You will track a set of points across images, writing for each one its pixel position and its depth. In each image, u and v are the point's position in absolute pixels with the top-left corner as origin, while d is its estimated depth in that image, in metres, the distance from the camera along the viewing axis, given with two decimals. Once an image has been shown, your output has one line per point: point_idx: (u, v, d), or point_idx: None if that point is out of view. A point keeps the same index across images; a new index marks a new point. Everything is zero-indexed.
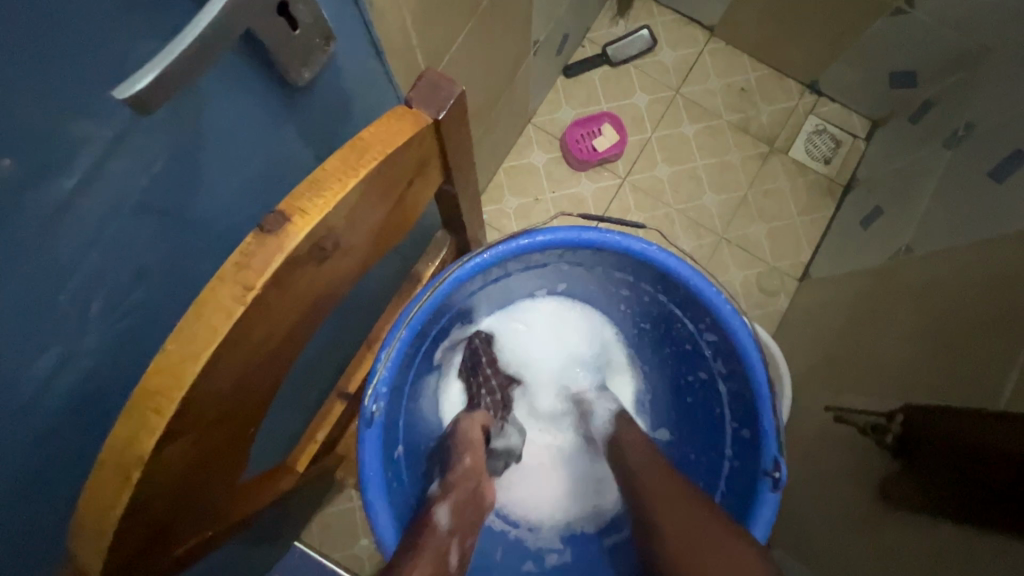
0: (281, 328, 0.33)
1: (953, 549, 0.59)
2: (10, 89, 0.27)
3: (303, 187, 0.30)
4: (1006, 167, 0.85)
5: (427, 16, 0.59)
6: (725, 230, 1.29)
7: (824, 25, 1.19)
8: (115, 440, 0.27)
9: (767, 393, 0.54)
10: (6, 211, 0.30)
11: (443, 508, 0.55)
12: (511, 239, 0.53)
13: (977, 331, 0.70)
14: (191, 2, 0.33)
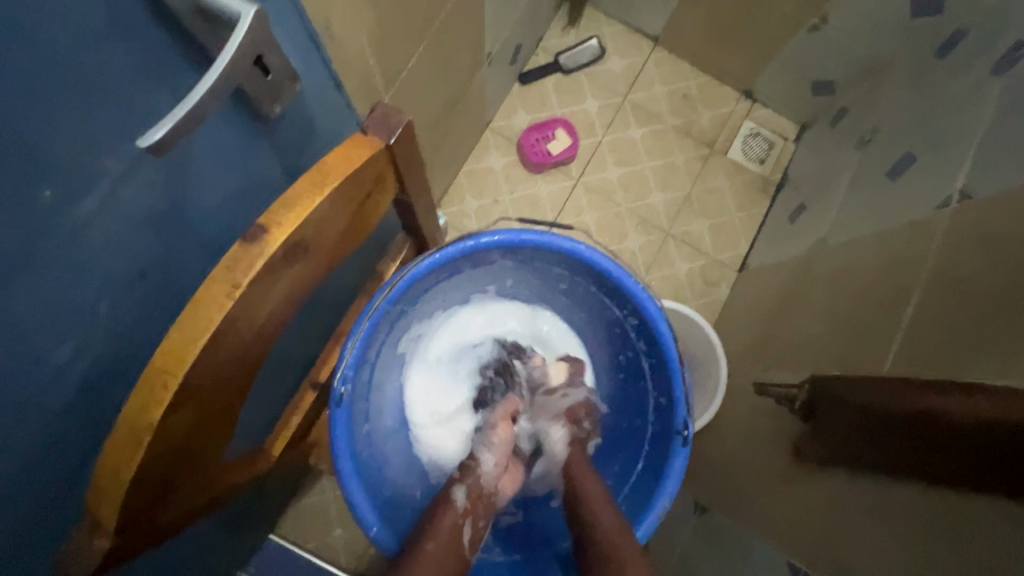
0: (265, 319, 0.39)
1: (852, 494, 0.70)
2: (41, 132, 0.33)
3: (278, 204, 0.36)
4: (900, 167, 0.97)
5: (382, 40, 0.65)
6: (670, 226, 1.40)
7: (753, 38, 1.30)
8: (130, 409, 0.32)
9: (678, 363, 0.63)
10: (35, 229, 0.36)
11: (432, 546, 0.58)
12: (460, 240, 0.59)
13: (874, 313, 0.82)
14: (180, 52, 0.39)
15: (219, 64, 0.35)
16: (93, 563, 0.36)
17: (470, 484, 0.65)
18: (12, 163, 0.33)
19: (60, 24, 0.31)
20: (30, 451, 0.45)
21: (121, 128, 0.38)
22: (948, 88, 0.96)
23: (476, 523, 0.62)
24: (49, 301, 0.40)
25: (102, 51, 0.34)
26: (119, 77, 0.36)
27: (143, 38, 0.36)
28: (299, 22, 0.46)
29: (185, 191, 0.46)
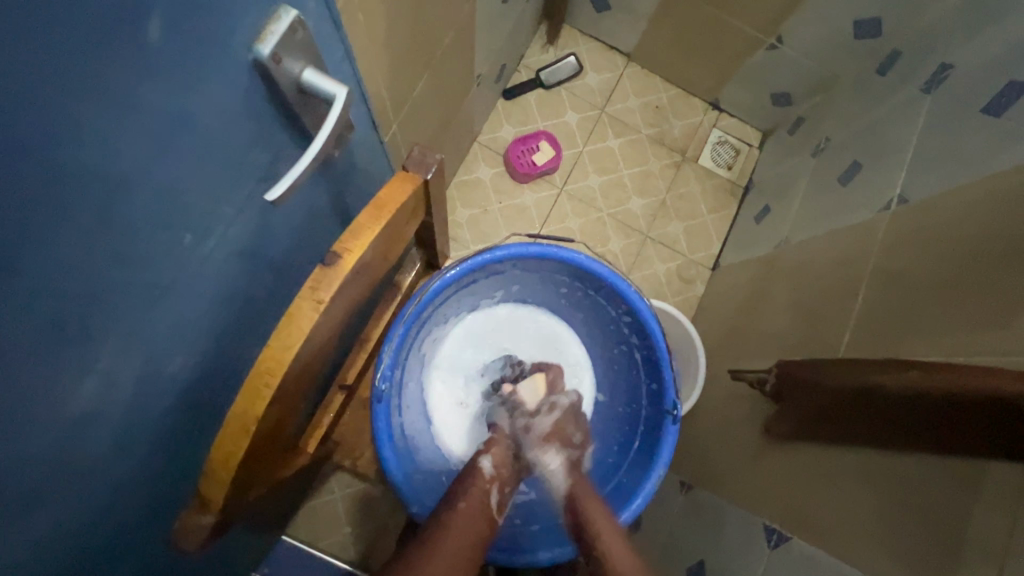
0: (331, 329, 0.46)
1: (808, 458, 0.81)
2: (188, 189, 0.36)
3: (348, 232, 0.43)
4: (850, 173, 1.09)
5: (394, 76, 0.73)
6: (648, 229, 1.50)
7: (718, 56, 1.42)
8: (240, 404, 0.39)
9: (666, 351, 0.72)
10: (173, 271, 0.38)
11: (463, 505, 0.60)
12: (478, 253, 0.67)
13: (831, 303, 0.93)
14: (291, 135, 0.43)
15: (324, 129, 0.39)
16: (202, 535, 0.43)
17: (496, 453, 0.69)
18: (166, 216, 0.35)
19: (217, 113, 0.35)
20: (143, 493, 0.47)
21: (242, 190, 0.41)
22: (886, 104, 1.08)
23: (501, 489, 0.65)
24: (177, 346, 0.43)
25: (249, 138, 0.39)
26: (249, 151, 0.39)
27: (265, 116, 0.39)
28: (362, 103, 0.51)
29: (272, 239, 0.48)
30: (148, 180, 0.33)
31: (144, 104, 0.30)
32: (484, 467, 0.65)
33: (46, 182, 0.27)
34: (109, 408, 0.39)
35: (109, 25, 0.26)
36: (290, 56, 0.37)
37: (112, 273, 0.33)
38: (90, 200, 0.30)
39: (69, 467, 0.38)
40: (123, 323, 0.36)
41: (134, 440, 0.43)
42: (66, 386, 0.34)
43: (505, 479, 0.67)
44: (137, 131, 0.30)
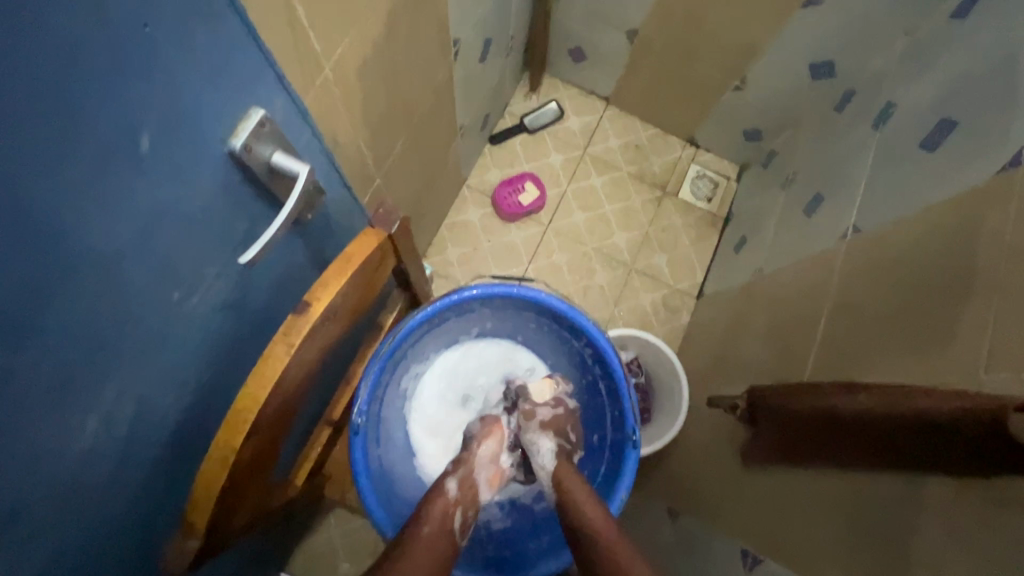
0: (306, 370, 0.52)
1: (779, 480, 0.83)
2: (176, 254, 0.43)
3: (317, 285, 0.49)
4: (813, 205, 1.15)
5: (374, 138, 0.81)
6: (633, 261, 1.56)
7: (689, 98, 1.51)
8: (220, 438, 0.45)
9: (625, 380, 0.76)
10: (164, 324, 0.45)
11: (426, 529, 0.60)
12: (447, 295, 0.73)
13: (797, 329, 0.97)
14: (267, 202, 0.50)
15: (290, 204, 0.46)
16: (188, 559, 0.48)
17: (462, 474, 0.68)
18: (157, 279, 0.42)
19: (199, 193, 0.42)
20: (136, 524, 0.52)
21: (224, 252, 0.48)
22: (843, 139, 1.15)
23: (465, 512, 0.65)
24: (166, 390, 0.48)
25: (229, 208, 0.46)
26: (228, 219, 0.46)
27: (241, 191, 0.46)
28: (330, 164, 0.59)
29: (255, 291, 0.55)
30: (143, 251, 0.39)
31: (138, 196, 0.37)
32: (448, 490, 0.64)
33: (59, 265, 0.33)
34: (107, 446, 0.44)
35: (108, 142, 0.33)
36: (260, 144, 0.45)
37: (112, 329, 0.40)
38: (92, 276, 0.36)
39: (68, 502, 0.43)
40: (120, 371, 0.42)
41: (128, 476, 0.48)
42: (71, 428, 0.39)
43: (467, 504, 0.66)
44: (134, 214, 0.37)
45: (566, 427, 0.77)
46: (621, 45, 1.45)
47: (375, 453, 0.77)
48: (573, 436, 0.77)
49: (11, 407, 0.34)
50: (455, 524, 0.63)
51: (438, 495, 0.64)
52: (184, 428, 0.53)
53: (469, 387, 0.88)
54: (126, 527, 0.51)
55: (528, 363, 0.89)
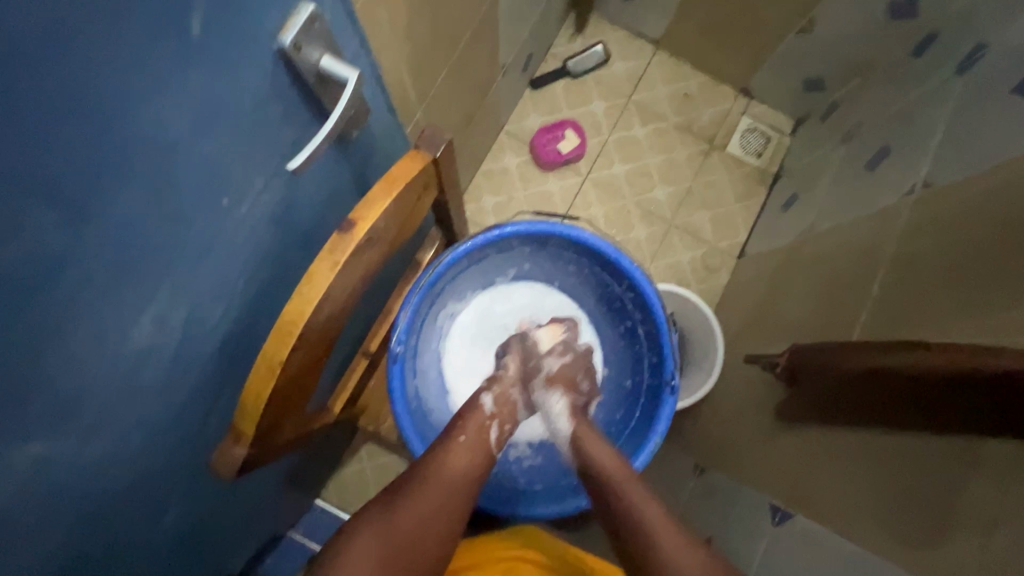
0: (351, 290, 0.51)
1: (818, 438, 0.82)
2: (226, 156, 0.42)
3: (364, 202, 0.48)
4: (878, 159, 1.07)
5: (417, 66, 0.78)
6: (673, 217, 1.51)
7: (748, 41, 1.40)
8: (268, 349, 0.45)
9: (666, 326, 0.75)
10: (215, 229, 0.45)
11: (463, 438, 0.66)
12: (488, 229, 0.72)
13: (849, 288, 0.92)
14: (314, 114, 0.49)
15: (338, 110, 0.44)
16: (236, 464, 0.50)
17: (497, 392, 0.73)
18: (208, 180, 0.41)
19: (249, 93, 0.41)
20: (188, 428, 0.55)
21: (271, 163, 0.47)
22: (919, 87, 1.05)
23: (501, 426, 0.70)
24: (216, 299, 0.49)
25: (277, 114, 0.44)
26: (276, 125, 0.45)
27: (289, 96, 0.45)
28: (376, 83, 0.56)
29: (300, 210, 0.54)
30: (195, 147, 0.39)
31: (189, 85, 0.36)
32: (483, 405, 0.70)
33: (112, 145, 0.33)
34: (161, 346, 0.45)
35: (159, 19, 0.31)
36: (309, 44, 0.43)
37: (165, 226, 0.40)
38: (146, 163, 0.36)
39: (126, 394, 0.44)
40: (173, 272, 0.43)
41: (180, 380, 0.50)
42: (127, 320, 0.40)
43: (504, 418, 0.71)
44: (186, 104, 0.36)
45: (575, 374, 0.78)
46: None
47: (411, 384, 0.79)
48: (583, 384, 0.78)
49: (70, 287, 0.35)
50: (491, 436, 0.69)
51: (476, 409, 0.70)
52: (232, 340, 0.54)
53: (504, 328, 0.88)
54: (178, 429, 0.53)
55: (565, 307, 0.88)
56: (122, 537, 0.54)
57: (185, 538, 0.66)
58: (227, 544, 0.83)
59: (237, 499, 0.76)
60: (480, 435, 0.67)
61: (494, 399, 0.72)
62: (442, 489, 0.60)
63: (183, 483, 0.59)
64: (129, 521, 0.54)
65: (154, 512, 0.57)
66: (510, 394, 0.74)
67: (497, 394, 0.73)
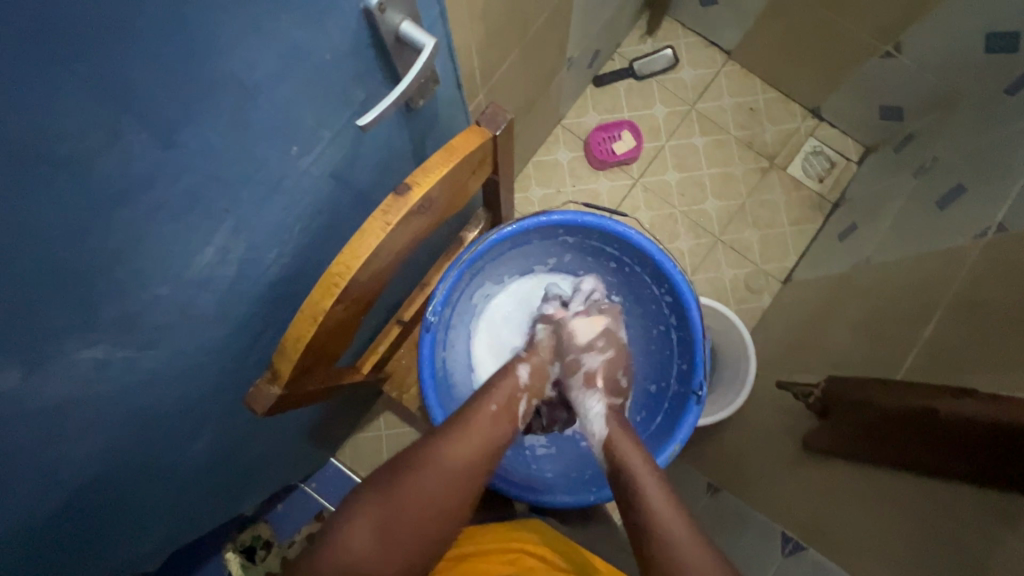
0: (397, 253, 0.53)
1: (847, 476, 0.80)
2: (302, 106, 0.44)
3: (420, 170, 0.50)
4: (950, 198, 1.01)
5: (487, 47, 0.78)
6: (721, 232, 1.47)
7: (826, 60, 1.35)
8: (313, 298, 0.47)
9: (702, 335, 0.75)
10: (281, 175, 0.47)
11: (491, 412, 0.68)
12: (536, 214, 0.73)
13: (898, 327, 0.88)
14: (385, 78, 0.50)
15: (411, 75, 0.45)
16: (269, 403, 0.53)
17: (533, 364, 0.75)
18: (282, 127, 0.44)
19: (331, 49, 0.43)
20: (229, 361, 0.58)
21: (340, 119, 0.49)
22: (1008, 126, 0.99)
23: (530, 400, 0.73)
24: (272, 244, 0.52)
25: (352, 73, 0.46)
26: (350, 84, 0.47)
27: (366, 57, 0.46)
28: (448, 56, 0.57)
29: (358, 170, 0.56)
30: (275, 93, 0.41)
31: (280, 32, 0.38)
32: (519, 375, 0.72)
33: (205, 80, 0.35)
34: (219, 279, 0.48)
35: None
36: (393, 8, 0.44)
37: (240, 165, 0.42)
38: (230, 103, 0.38)
39: (181, 319, 0.48)
40: (239, 210, 0.45)
41: (231, 316, 0.53)
42: (193, 249, 0.43)
43: (535, 391, 0.74)
44: (274, 50, 0.38)
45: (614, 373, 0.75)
46: None
47: (440, 356, 0.80)
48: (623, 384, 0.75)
49: (148, 208, 0.38)
50: (519, 408, 0.71)
51: (510, 376, 0.72)
52: (281, 285, 0.57)
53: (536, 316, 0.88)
54: (220, 361, 0.57)
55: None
56: (156, 455, 0.58)
57: (209, 468, 0.71)
58: (245, 483, 0.88)
59: (261, 440, 0.80)
60: (509, 405, 0.70)
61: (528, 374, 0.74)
62: (452, 463, 0.63)
63: (215, 413, 0.62)
64: (165, 440, 0.57)
65: (187, 435, 0.60)
66: (542, 366, 0.75)
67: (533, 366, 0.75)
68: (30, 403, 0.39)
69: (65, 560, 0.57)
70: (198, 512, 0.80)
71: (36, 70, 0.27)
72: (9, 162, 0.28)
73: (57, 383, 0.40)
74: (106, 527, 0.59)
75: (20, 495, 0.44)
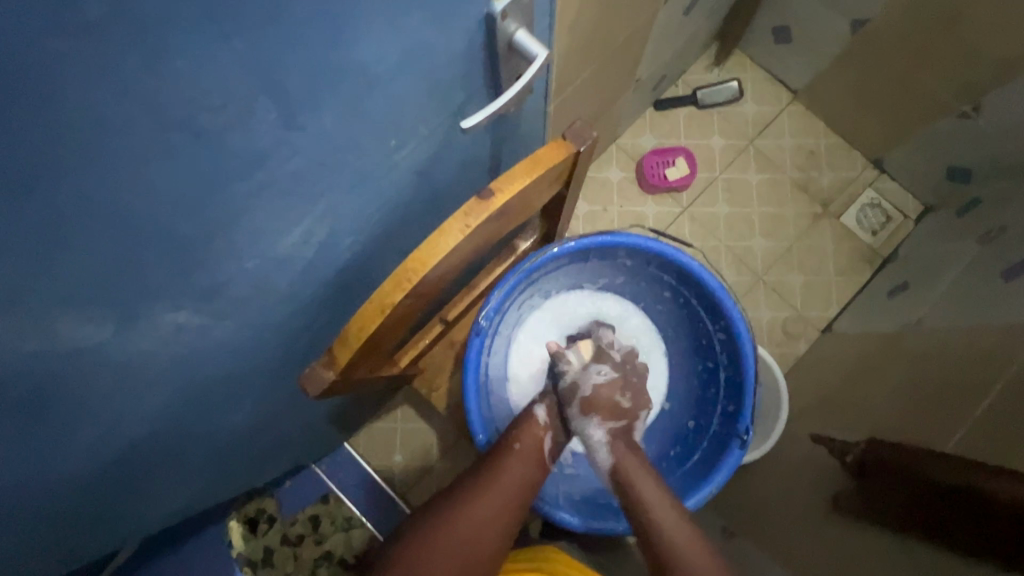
0: (467, 255, 0.53)
1: (879, 542, 0.78)
2: (409, 102, 0.45)
3: (505, 177, 0.50)
4: (1016, 270, 0.97)
5: (569, 60, 0.78)
6: (764, 272, 1.44)
7: (898, 113, 1.32)
8: (383, 291, 0.47)
9: (753, 379, 0.74)
10: (376, 166, 0.48)
11: (518, 445, 0.71)
12: (601, 233, 0.73)
13: (950, 396, 0.85)
14: (484, 82, 0.51)
15: (519, 84, 0.45)
16: (321, 386, 0.53)
17: (549, 405, 0.76)
18: (387, 121, 0.44)
19: (447, 49, 0.43)
20: (284, 339, 0.58)
21: (436, 118, 0.49)
22: None
23: (552, 438, 0.73)
24: (350, 231, 0.52)
25: (458, 75, 0.47)
26: (454, 84, 0.47)
27: (474, 60, 0.47)
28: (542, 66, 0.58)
29: (439, 168, 0.57)
30: (390, 88, 0.42)
31: (409, 29, 0.38)
32: (536, 416, 0.73)
33: (334, 69, 0.36)
34: (297, 259, 0.49)
35: None
36: (512, 16, 0.45)
37: (344, 153, 0.43)
38: (349, 94, 0.39)
39: (255, 293, 0.48)
40: (331, 195, 0.46)
41: (297, 295, 0.54)
42: (284, 227, 0.44)
43: (557, 432, 0.74)
44: (400, 45, 0.39)
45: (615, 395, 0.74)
46: (841, 35, 1.27)
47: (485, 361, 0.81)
48: (625, 404, 0.74)
49: (255, 185, 0.39)
50: (543, 447, 0.72)
51: (531, 418, 0.74)
52: (346, 271, 0.58)
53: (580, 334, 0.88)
54: (277, 338, 0.57)
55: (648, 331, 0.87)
56: (201, 421, 0.59)
57: (239, 440, 0.71)
58: (266, 458, 0.88)
59: (291, 419, 0.81)
60: (532, 439, 0.71)
61: (545, 414, 0.74)
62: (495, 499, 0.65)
63: (258, 387, 0.63)
64: (211, 407, 0.58)
65: (229, 405, 0.61)
66: (563, 409, 0.76)
67: (549, 407, 0.76)
68: (112, 357, 0.40)
69: (98, 512, 0.58)
70: (219, 480, 0.80)
71: (197, 43, 0.28)
72: (152, 123, 0.30)
73: (138, 341, 0.42)
74: (138, 485, 0.59)
75: (79, 445, 0.45)
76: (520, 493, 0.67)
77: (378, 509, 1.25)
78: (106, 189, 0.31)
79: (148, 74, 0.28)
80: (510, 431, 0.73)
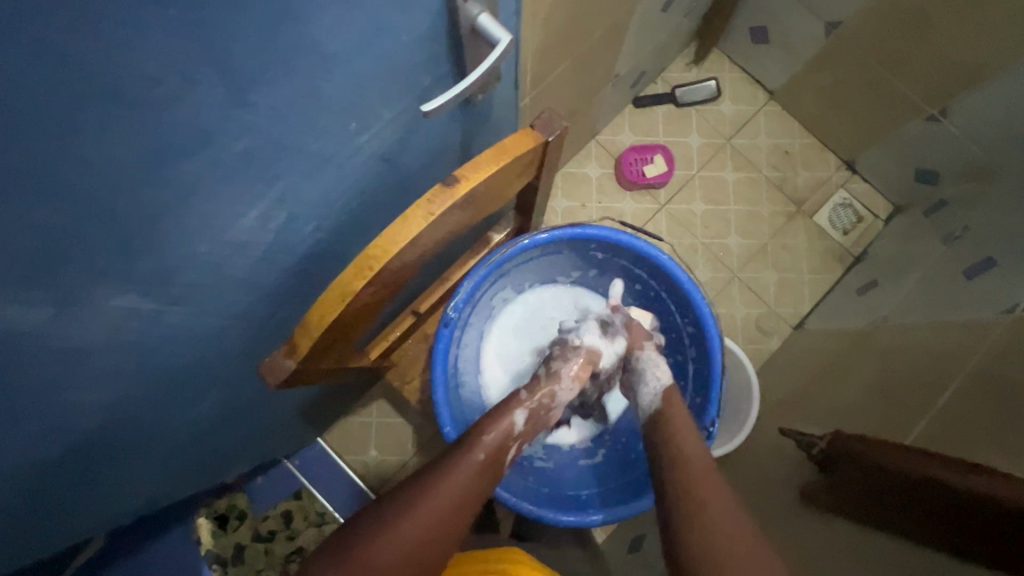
0: (433, 243, 0.52)
1: (844, 532, 0.80)
2: (370, 82, 0.44)
3: (470, 164, 0.49)
4: (979, 269, 1.00)
5: (544, 52, 0.78)
6: (740, 269, 1.46)
7: (870, 114, 1.34)
8: (343, 278, 0.46)
9: (719, 372, 0.75)
10: (336, 148, 0.47)
11: (480, 457, 0.62)
12: (572, 225, 0.73)
13: (912, 391, 0.87)
14: (449, 66, 0.50)
15: (482, 68, 0.45)
16: (282, 376, 0.52)
17: (531, 409, 0.68)
18: (347, 102, 0.44)
19: (409, 30, 0.42)
20: (246, 326, 0.57)
21: (399, 101, 0.48)
22: None
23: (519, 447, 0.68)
24: (312, 215, 0.51)
25: (422, 57, 0.46)
26: (417, 67, 0.47)
27: (438, 43, 0.46)
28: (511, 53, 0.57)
29: (405, 153, 0.56)
30: (349, 66, 0.41)
31: (367, 6, 0.38)
32: (514, 422, 0.65)
33: (288, 46, 0.35)
34: (255, 242, 0.48)
35: None
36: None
37: (301, 133, 0.42)
38: (305, 72, 0.38)
39: (213, 278, 0.47)
40: (289, 177, 0.45)
41: (257, 281, 0.53)
42: (239, 208, 0.43)
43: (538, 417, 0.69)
44: (358, 23, 0.38)
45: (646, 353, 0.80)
46: (816, 36, 1.29)
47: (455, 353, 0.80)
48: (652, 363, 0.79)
49: (206, 163, 0.38)
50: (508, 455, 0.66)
51: (506, 417, 0.66)
52: (309, 258, 0.57)
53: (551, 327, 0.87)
54: (237, 326, 0.56)
55: None
56: (160, 412, 0.57)
57: (202, 432, 0.69)
58: (234, 452, 0.86)
59: (257, 412, 0.79)
60: (499, 450, 0.64)
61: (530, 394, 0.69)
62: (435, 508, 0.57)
63: (220, 377, 0.61)
64: (171, 397, 0.57)
65: (190, 395, 0.60)
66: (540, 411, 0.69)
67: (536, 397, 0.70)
68: (58, 343, 0.39)
69: (50, 507, 0.56)
70: (184, 475, 0.78)
71: (139, 14, 0.27)
72: (91, 96, 0.28)
73: (87, 327, 0.40)
74: (95, 479, 0.58)
75: (27, 436, 0.44)
76: (466, 505, 0.59)
77: (352, 504, 1.24)
78: (44, 165, 0.29)
79: (86, 43, 0.26)
80: (476, 438, 0.64)
